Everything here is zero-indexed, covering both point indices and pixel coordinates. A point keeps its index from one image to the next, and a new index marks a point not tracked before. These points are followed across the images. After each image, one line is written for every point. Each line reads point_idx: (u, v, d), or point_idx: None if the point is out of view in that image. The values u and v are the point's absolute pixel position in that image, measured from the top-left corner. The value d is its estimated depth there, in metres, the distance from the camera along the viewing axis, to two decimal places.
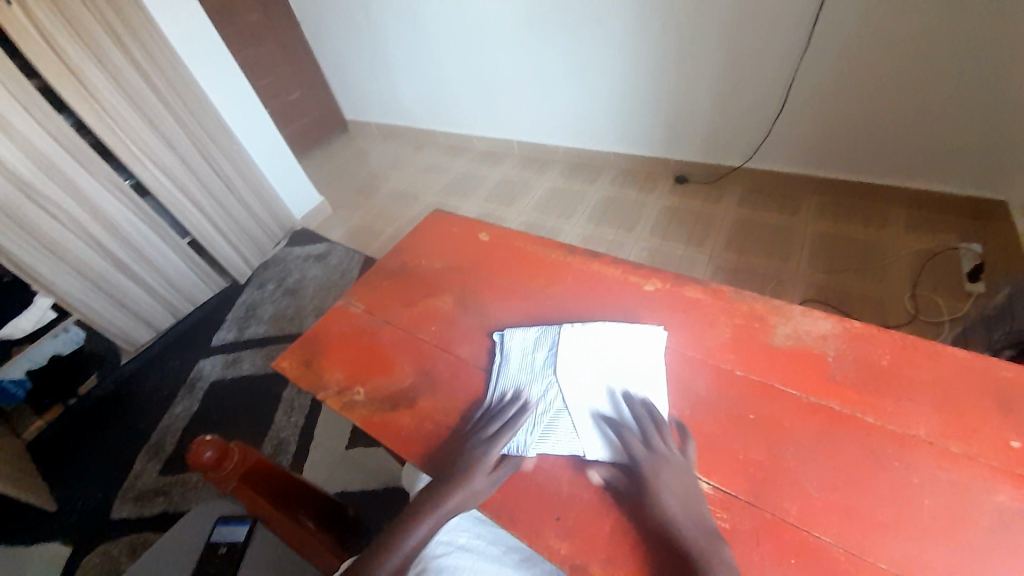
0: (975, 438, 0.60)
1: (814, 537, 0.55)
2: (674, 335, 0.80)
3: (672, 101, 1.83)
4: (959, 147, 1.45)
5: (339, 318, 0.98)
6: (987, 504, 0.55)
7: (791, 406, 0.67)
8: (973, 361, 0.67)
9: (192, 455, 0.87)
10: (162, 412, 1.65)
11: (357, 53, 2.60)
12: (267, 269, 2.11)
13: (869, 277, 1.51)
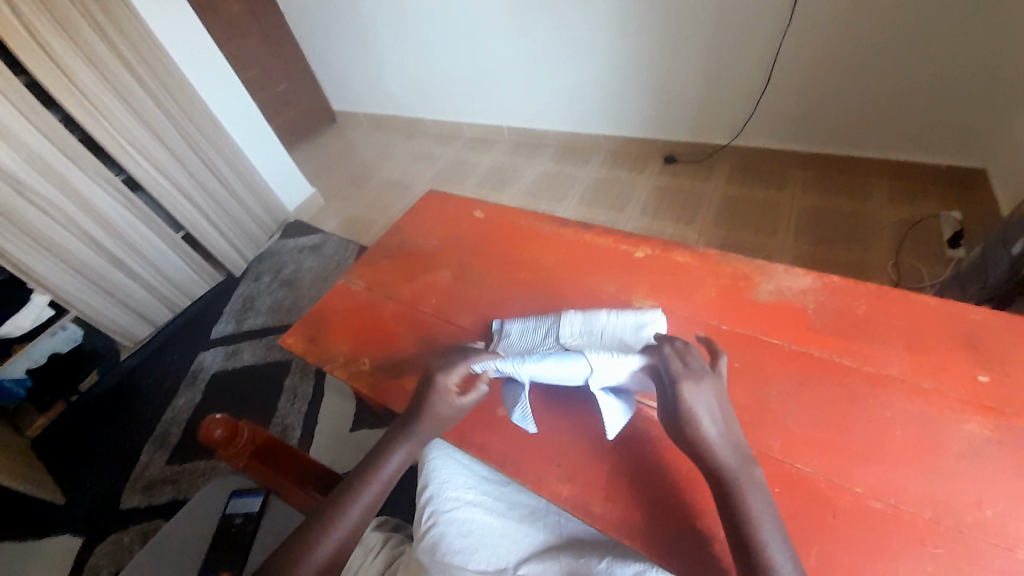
0: (945, 374, 0.64)
1: (796, 468, 0.60)
2: (665, 298, 0.83)
3: (659, 81, 1.85)
4: (938, 116, 1.49)
5: (341, 296, 1.01)
6: (956, 432, 0.59)
7: (774, 355, 0.71)
8: (944, 307, 0.71)
9: (204, 432, 0.91)
10: (166, 404, 1.67)
11: (343, 43, 2.58)
12: (262, 261, 2.12)
13: (853, 247, 1.55)
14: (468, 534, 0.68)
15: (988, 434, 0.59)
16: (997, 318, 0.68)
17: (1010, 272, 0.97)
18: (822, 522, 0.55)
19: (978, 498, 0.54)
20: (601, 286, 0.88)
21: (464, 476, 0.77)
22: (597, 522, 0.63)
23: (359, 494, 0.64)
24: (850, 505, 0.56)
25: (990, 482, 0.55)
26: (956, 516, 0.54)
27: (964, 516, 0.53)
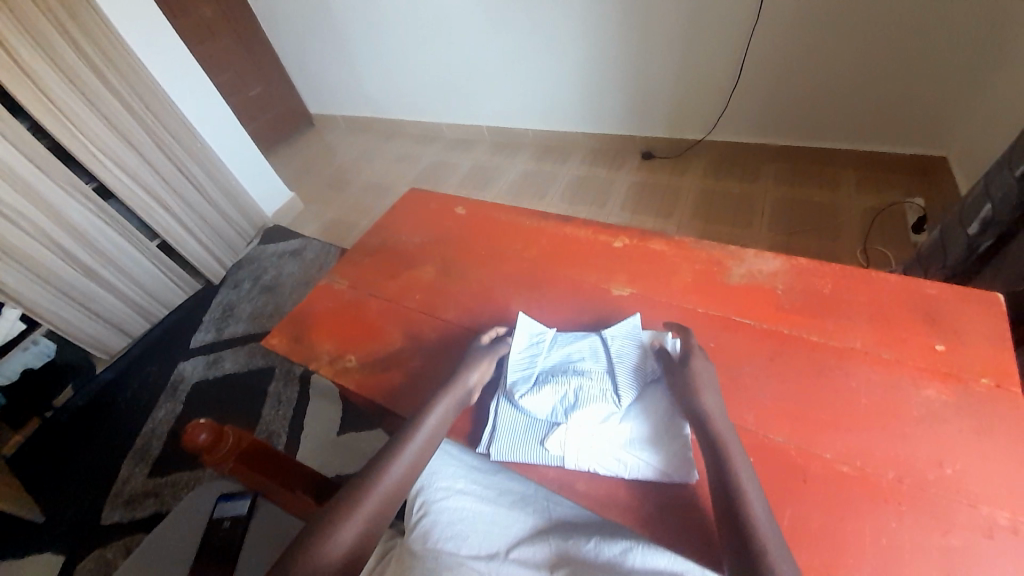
0: (906, 344, 0.68)
1: (770, 439, 0.63)
2: (643, 285, 0.86)
3: (634, 79, 1.89)
4: (899, 107, 1.56)
5: (324, 295, 1.01)
6: (918, 398, 0.63)
7: (747, 334, 0.74)
8: (904, 283, 0.75)
9: (188, 437, 0.90)
10: (146, 416, 1.64)
11: (318, 46, 2.56)
12: (241, 267, 2.08)
13: (824, 235, 1.61)
14: (458, 522, 0.70)
15: (945, 398, 0.62)
16: (952, 291, 0.73)
17: (968, 251, 1.03)
18: (795, 488, 0.58)
19: (937, 458, 0.58)
20: (581, 276, 0.90)
21: (454, 465, 0.78)
22: (583, 500, 0.65)
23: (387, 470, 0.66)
24: (821, 470, 0.59)
25: (948, 442, 0.59)
26: (918, 476, 0.57)
27: (925, 475, 0.57)
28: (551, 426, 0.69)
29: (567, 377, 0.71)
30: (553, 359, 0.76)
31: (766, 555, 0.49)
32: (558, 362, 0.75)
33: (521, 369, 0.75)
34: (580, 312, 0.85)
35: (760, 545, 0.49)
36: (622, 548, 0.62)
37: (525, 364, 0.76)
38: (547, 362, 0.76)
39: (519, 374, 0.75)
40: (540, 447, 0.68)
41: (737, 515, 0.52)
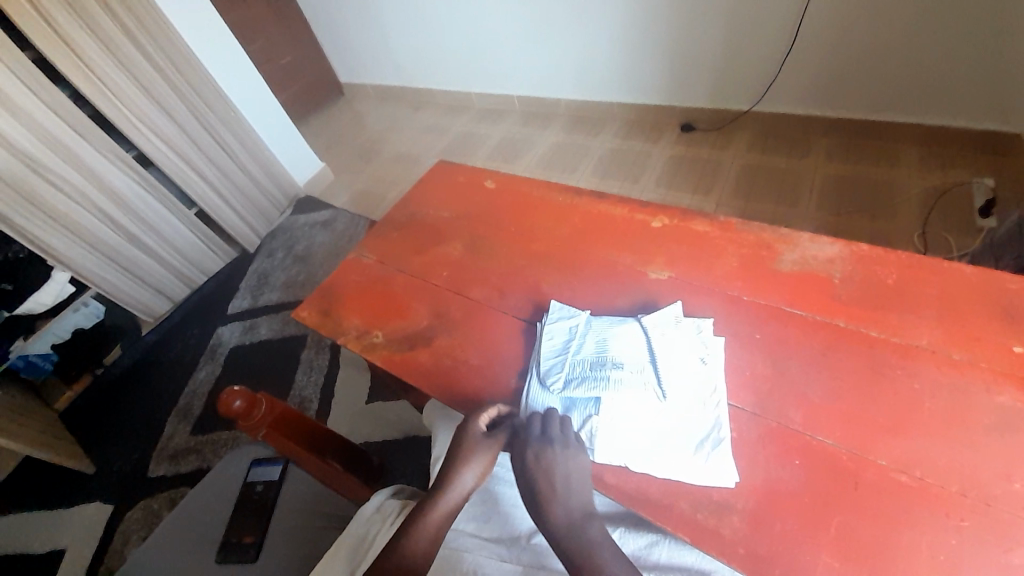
0: (978, 345, 0.61)
1: (816, 440, 0.58)
2: (685, 267, 0.81)
3: (677, 45, 1.75)
4: (979, 77, 1.39)
5: (353, 269, 1.00)
6: (990, 404, 0.57)
7: (797, 326, 0.68)
8: (980, 276, 0.67)
9: (223, 402, 0.92)
10: (187, 378, 1.72)
11: (348, 10, 2.49)
12: (274, 237, 2.12)
13: (881, 217, 1.49)
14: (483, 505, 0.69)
15: (1022, 406, 0.56)
16: None
17: None
18: (843, 494, 0.54)
19: (1008, 471, 0.52)
20: (616, 258, 0.86)
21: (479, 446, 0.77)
22: (611, 492, 0.61)
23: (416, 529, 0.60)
24: (875, 476, 0.55)
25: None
26: (985, 490, 0.52)
27: (993, 491, 0.52)
28: (580, 415, 0.66)
29: (605, 371, 0.67)
30: (587, 347, 0.71)
31: None
32: (592, 353, 0.70)
33: (550, 360, 0.72)
34: (614, 296, 0.80)
35: None
36: (649, 541, 0.62)
37: (552, 353, 0.72)
38: (579, 351, 0.71)
39: (545, 364, 0.72)
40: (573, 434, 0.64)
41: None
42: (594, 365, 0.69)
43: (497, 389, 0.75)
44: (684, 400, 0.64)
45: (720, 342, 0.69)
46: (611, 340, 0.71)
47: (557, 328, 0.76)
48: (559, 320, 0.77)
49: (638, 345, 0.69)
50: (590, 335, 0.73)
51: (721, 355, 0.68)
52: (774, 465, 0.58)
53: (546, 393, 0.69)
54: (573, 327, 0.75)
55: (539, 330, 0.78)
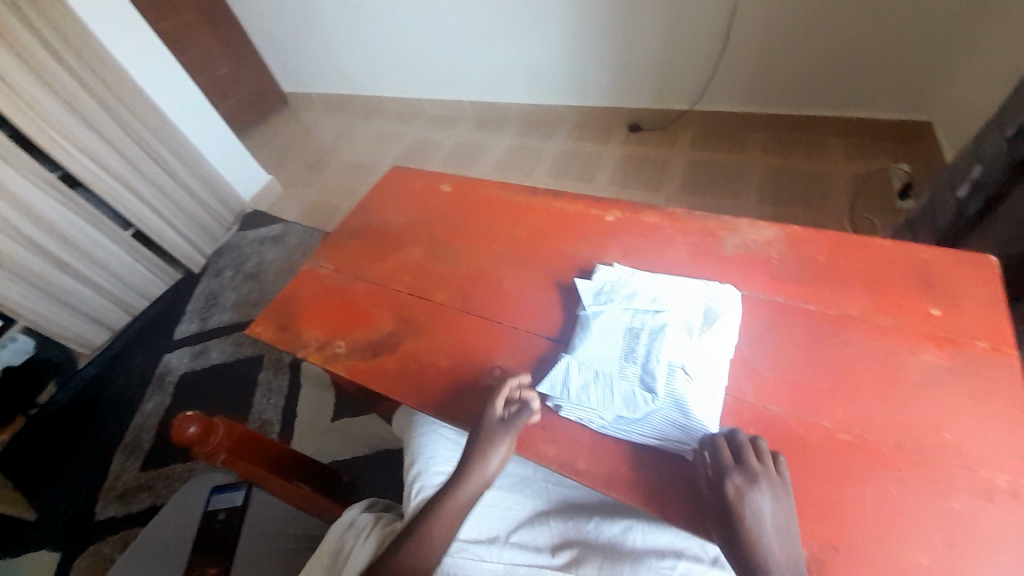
0: (902, 311, 0.67)
1: (768, 409, 0.62)
2: (639, 258, 0.84)
3: (620, 48, 1.82)
4: (889, 73, 1.53)
5: (309, 280, 0.97)
6: (916, 363, 0.62)
7: (745, 306, 0.73)
8: (899, 249, 0.74)
9: (176, 431, 0.86)
10: (133, 410, 1.60)
11: (288, 18, 2.42)
12: (222, 256, 2.02)
13: (814, 204, 1.61)
14: None
15: (943, 362, 0.62)
16: (946, 256, 0.72)
17: (958, 215, 1.04)
18: (796, 458, 0.58)
19: (935, 422, 0.58)
20: (574, 253, 0.88)
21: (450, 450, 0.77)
22: (582, 478, 0.63)
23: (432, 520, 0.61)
24: (822, 438, 0.59)
25: (947, 407, 0.59)
26: (916, 439, 0.57)
27: (925, 441, 0.57)
28: (670, 403, 0.62)
29: (640, 354, 0.67)
30: (607, 359, 0.69)
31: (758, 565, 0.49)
32: (617, 358, 0.68)
33: (617, 405, 0.65)
34: (572, 291, 0.82)
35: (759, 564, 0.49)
36: (622, 528, 0.64)
37: (613, 403, 0.65)
38: (609, 368, 0.68)
39: (623, 410, 0.64)
40: (681, 416, 0.61)
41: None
42: (633, 363, 0.67)
43: (468, 390, 0.75)
44: (699, 335, 0.67)
45: (663, 274, 0.79)
46: (595, 325, 0.73)
47: (583, 387, 0.68)
48: (576, 376, 0.69)
49: (628, 314, 0.72)
50: (594, 348, 0.71)
51: (672, 276, 0.78)
52: None
53: (633, 420, 0.64)
54: (585, 374, 0.68)
55: (563, 406, 0.68)
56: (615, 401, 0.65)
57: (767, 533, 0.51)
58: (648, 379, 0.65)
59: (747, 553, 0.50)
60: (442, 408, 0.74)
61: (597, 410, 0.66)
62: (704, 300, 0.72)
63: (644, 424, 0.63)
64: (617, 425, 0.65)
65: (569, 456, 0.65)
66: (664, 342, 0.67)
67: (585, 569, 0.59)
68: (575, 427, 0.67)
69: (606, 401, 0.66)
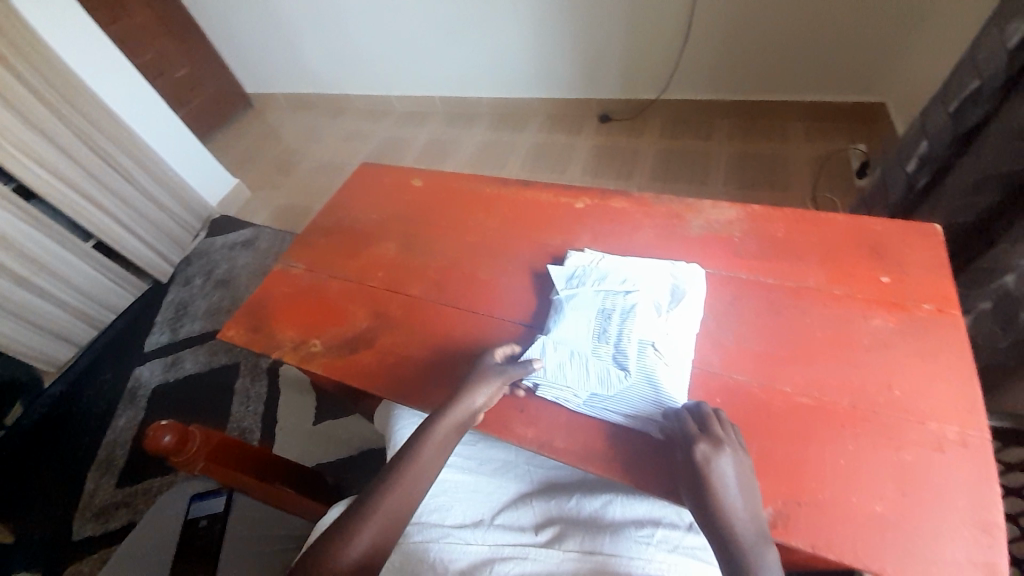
0: (855, 280, 0.71)
1: (734, 379, 0.65)
2: (609, 242, 0.86)
3: (587, 39, 1.84)
4: (842, 57, 1.60)
5: (280, 281, 0.96)
6: (869, 328, 0.66)
7: (710, 283, 0.75)
8: (851, 222, 0.78)
9: (150, 440, 0.83)
10: (105, 427, 1.54)
11: (247, 16, 2.35)
12: (190, 263, 1.96)
13: (778, 186, 1.66)
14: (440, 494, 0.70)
15: (892, 325, 0.66)
16: (895, 227, 0.76)
17: (908, 189, 1.10)
18: (761, 423, 0.61)
19: (886, 382, 0.62)
20: (546, 240, 0.89)
21: None
22: (561, 456, 0.65)
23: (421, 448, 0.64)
24: (784, 403, 0.62)
25: (896, 366, 0.62)
26: (870, 399, 0.61)
27: (878, 399, 0.60)
28: (643, 379, 0.65)
29: (612, 333, 0.69)
30: (580, 340, 0.70)
31: (724, 529, 0.51)
32: (590, 339, 0.70)
33: (591, 384, 0.67)
34: (545, 278, 0.84)
35: (725, 528, 0.51)
36: (603, 503, 0.67)
37: (588, 382, 0.67)
38: (581, 348, 0.70)
39: (597, 386, 0.66)
40: (653, 390, 0.64)
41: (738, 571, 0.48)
42: (607, 343, 0.69)
43: (448, 378, 0.76)
44: (667, 311, 0.70)
45: (631, 257, 0.81)
46: (568, 310, 0.74)
47: (559, 369, 0.69)
48: (551, 358, 0.70)
49: (599, 296, 0.74)
50: (567, 330, 0.72)
51: (641, 258, 0.80)
52: None
53: (608, 398, 0.66)
54: (560, 355, 0.70)
55: (540, 389, 0.70)
56: (590, 381, 0.67)
57: (732, 499, 0.53)
58: (621, 356, 0.67)
59: (714, 518, 0.52)
60: (421, 399, 0.75)
61: (573, 390, 0.68)
62: (671, 278, 0.74)
63: (619, 401, 0.66)
64: (593, 403, 0.67)
65: (547, 436, 0.67)
66: (635, 321, 0.69)
67: (568, 543, 0.61)
68: (552, 408, 0.69)
69: (582, 381, 0.68)
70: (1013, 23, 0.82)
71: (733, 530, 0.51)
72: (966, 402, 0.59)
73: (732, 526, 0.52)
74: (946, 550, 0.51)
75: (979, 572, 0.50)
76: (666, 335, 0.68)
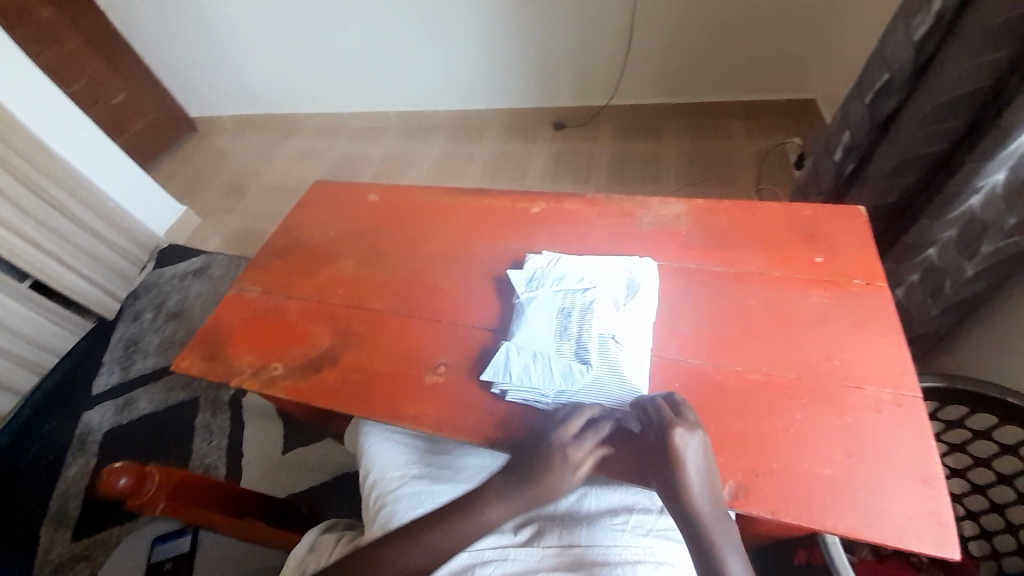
0: (793, 262, 0.76)
1: (690, 363, 0.68)
2: (567, 243, 0.88)
3: (535, 49, 1.89)
4: (771, 58, 1.72)
5: (235, 306, 0.93)
6: (808, 304, 0.71)
7: (663, 275, 0.79)
8: (786, 208, 0.84)
9: (103, 484, 0.75)
10: (54, 479, 1.43)
11: (187, 39, 2.28)
12: (138, 297, 1.85)
13: (725, 181, 1.75)
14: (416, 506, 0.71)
15: (828, 300, 0.71)
16: (825, 211, 0.82)
17: (838, 175, 1.18)
18: (718, 401, 0.64)
19: (827, 353, 0.66)
20: (505, 246, 0.91)
21: (405, 454, 0.79)
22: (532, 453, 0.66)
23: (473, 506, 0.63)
24: (738, 381, 0.66)
25: (835, 338, 0.67)
26: (814, 370, 0.65)
27: (821, 370, 0.65)
28: (605, 371, 0.67)
29: (574, 330, 0.71)
30: (541, 341, 0.72)
31: (691, 514, 0.55)
32: (552, 338, 0.72)
33: (556, 381, 0.68)
34: (506, 282, 0.85)
35: (692, 513, 0.55)
36: (578, 496, 0.69)
37: (553, 380, 0.68)
38: (544, 348, 0.71)
39: (562, 384, 0.68)
40: (617, 381, 0.66)
41: (708, 567, 0.52)
42: (568, 340, 0.71)
43: (417, 388, 0.76)
44: (625, 305, 0.72)
45: (587, 255, 0.84)
46: (529, 313, 0.75)
47: (525, 369, 0.70)
48: (516, 360, 0.71)
49: (559, 295, 0.76)
50: (531, 331, 0.73)
51: (597, 256, 0.83)
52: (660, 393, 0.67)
53: (574, 393, 0.68)
54: (524, 358, 0.71)
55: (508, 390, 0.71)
56: (556, 378, 0.68)
57: (699, 485, 0.56)
58: (583, 351, 0.69)
59: (682, 504, 0.56)
60: (392, 411, 0.74)
61: (540, 388, 0.69)
62: (626, 273, 0.77)
63: (586, 395, 0.67)
64: (561, 399, 0.68)
65: (518, 436, 0.68)
66: (595, 316, 0.71)
67: (547, 540, 0.64)
68: (521, 408, 0.70)
69: (548, 379, 0.69)
70: (916, 18, 0.91)
71: (700, 515, 0.55)
72: (900, 366, 0.64)
73: (701, 515, 0.55)
74: (892, 504, 0.55)
75: (924, 520, 0.54)
76: (625, 327, 0.70)
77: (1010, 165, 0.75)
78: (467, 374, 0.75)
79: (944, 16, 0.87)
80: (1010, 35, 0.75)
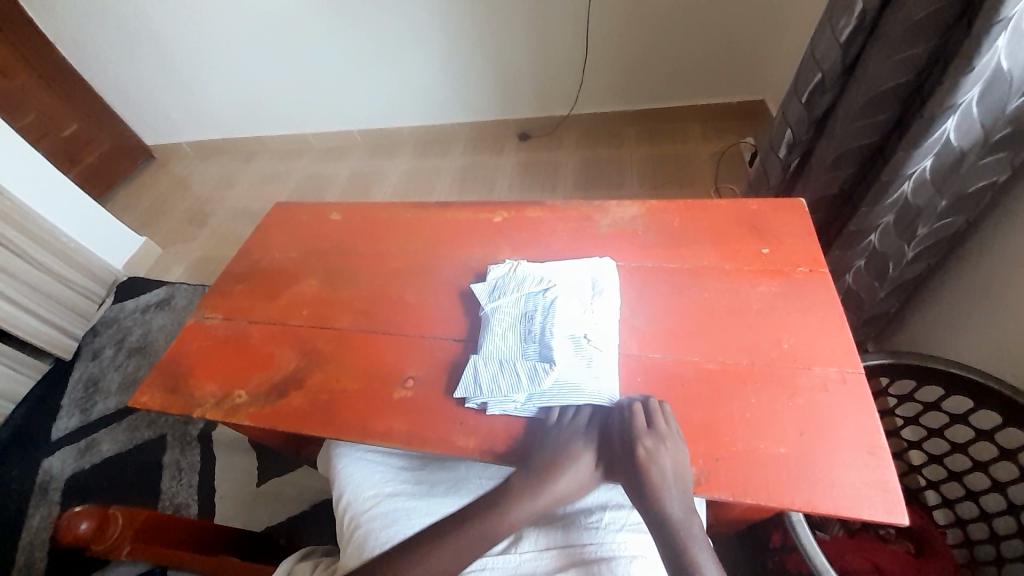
0: (742, 255, 0.80)
1: (650, 358, 0.71)
2: (529, 250, 0.90)
3: (495, 63, 1.93)
4: (719, 62, 1.81)
5: (195, 335, 0.91)
6: (757, 294, 0.74)
7: (623, 275, 0.81)
8: (734, 204, 0.88)
9: (64, 529, 0.72)
10: (11, 534, 1.34)
11: (142, 67, 2.24)
12: (97, 334, 1.77)
13: (685, 183, 1.81)
14: (393, 525, 0.70)
15: (775, 289, 0.75)
16: (770, 204, 0.86)
17: (784, 170, 1.24)
18: (677, 393, 0.67)
19: (778, 339, 0.69)
20: (469, 256, 0.92)
21: (379, 472, 0.78)
22: (504, 458, 0.66)
23: (460, 530, 0.59)
24: (696, 373, 0.68)
25: (785, 324, 0.71)
26: (766, 356, 0.68)
27: (773, 355, 0.68)
28: (572, 372, 0.68)
29: (540, 333, 0.72)
30: (508, 345, 0.73)
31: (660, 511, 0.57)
32: (518, 341, 0.73)
33: (524, 384, 0.69)
34: (469, 292, 0.86)
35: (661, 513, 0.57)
36: None
37: (521, 383, 0.69)
38: (510, 353, 0.72)
39: (529, 386, 0.68)
40: (586, 379, 0.68)
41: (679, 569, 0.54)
42: (534, 341, 0.72)
43: (388, 401, 0.75)
44: (589, 304, 0.74)
45: (549, 260, 0.86)
46: (494, 321, 0.77)
47: (493, 376, 0.71)
48: (484, 368, 0.72)
49: (523, 299, 0.77)
50: (498, 339, 0.74)
51: (557, 260, 0.85)
52: (623, 389, 0.69)
53: (543, 395, 0.68)
54: (492, 365, 0.72)
55: (477, 400, 0.71)
56: (527, 382, 0.69)
57: (674, 493, 0.58)
58: (548, 352, 0.70)
59: (655, 503, 0.58)
60: (363, 429, 0.73)
61: (508, 394, 0.69)
62: (587, 275, 0.79)
63: (556, 398, 0.68)
64: (533, 402, 0.69)
65: (490, 442, 0.68)
66: (561, 318, 0.72)
67: (525, 545, 0.64)
68: (489, 416, 0.70)
69: (517, 384, 0.69)
70: (841, 19, 0.97)
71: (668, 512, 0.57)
72: (844, 346, 0.67)
73: (676, 522, 0.57)
74: (845, 476, 0.58)
75: (874, 490, 0.57)
76: (590, 327, 0.72)
77: (936, 152, 0.80)
78: (435, 386, 0.75)
79: (866, 17, 0.93)
80: (925, 33, 0.81)
